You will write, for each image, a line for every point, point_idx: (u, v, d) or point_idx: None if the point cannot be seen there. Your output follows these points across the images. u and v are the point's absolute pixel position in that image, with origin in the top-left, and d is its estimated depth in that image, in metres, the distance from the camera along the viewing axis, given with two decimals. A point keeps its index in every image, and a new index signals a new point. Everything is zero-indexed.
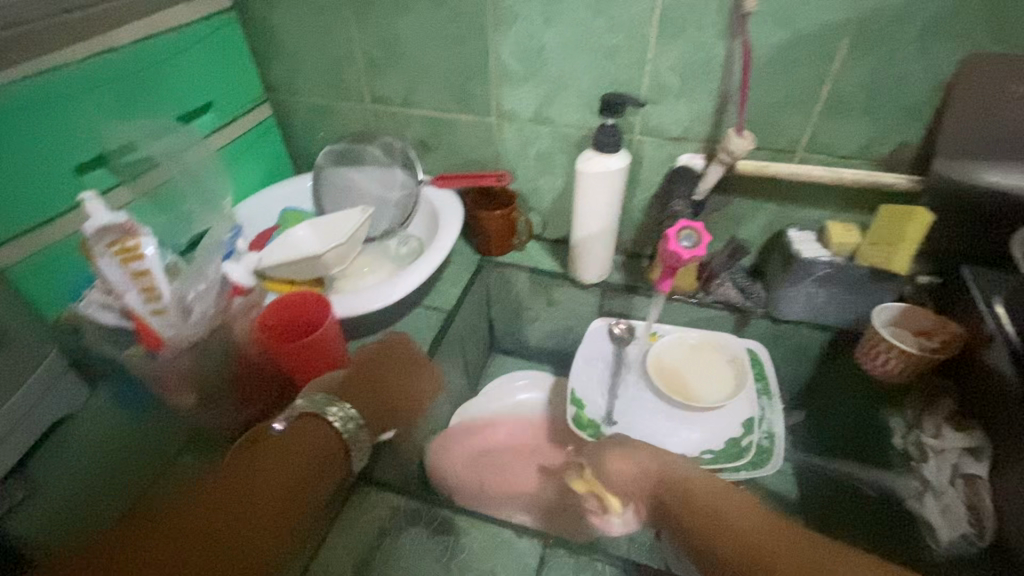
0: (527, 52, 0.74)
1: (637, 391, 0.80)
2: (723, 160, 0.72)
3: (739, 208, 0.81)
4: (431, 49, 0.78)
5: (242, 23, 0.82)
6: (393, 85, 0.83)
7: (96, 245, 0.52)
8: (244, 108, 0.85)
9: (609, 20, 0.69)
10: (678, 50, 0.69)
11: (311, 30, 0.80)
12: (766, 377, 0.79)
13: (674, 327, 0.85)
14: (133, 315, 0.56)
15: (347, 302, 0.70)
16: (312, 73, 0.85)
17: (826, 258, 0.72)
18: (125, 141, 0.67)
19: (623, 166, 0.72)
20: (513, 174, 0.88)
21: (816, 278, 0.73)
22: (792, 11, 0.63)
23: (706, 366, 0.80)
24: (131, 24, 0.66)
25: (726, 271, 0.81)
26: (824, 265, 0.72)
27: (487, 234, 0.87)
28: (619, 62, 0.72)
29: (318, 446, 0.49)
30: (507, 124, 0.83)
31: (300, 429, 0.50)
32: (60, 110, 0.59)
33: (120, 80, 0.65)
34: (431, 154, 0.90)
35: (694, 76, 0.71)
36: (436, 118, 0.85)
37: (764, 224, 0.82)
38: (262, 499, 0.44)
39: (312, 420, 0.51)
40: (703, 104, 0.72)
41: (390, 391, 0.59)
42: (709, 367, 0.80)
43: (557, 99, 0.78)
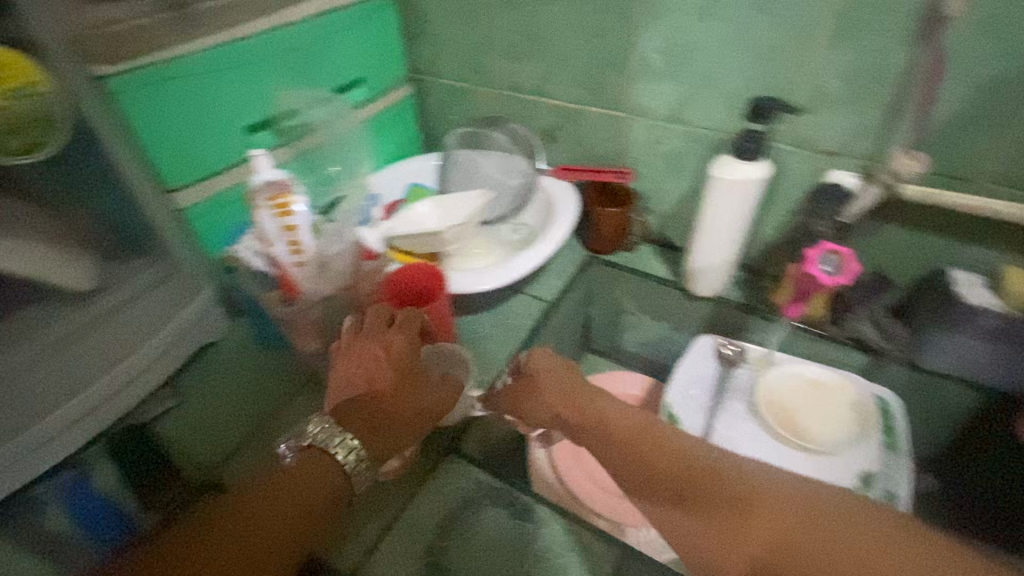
0: (676, 49, 0.72)
1: (742, 419, 0.73)
2: (885, 182, 0.66)
3: (888, 237, 0.74)
4: (576, 40, 0.78)
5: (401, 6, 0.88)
6: (529, 74, 0.84)
7: (258, 197, 0.60)
8: (391, 86, 0.91)
9: (773, 19, 0.65)
10: (847, 55, 0.63)
11: (460, 16, 0.84)
12: (894, 432, 0.70)
13: (793, 360, 0.78)
14: (279, 264, 0.63)
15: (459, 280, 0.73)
16: (454, 57, 0.89)
17: (997, 309, 0.65)
18: (289, 106, 0.74)
19: (762, 176, 0.68)
20: (637, 173, 0.86)
21: (981, 329, 0.65)
22: (1003, 18, 0.55)
23: (825, 407, 0.73)
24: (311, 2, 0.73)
25: (863, 305, 0.74)
26: (993, 317, 0.65)
27: (602, 230, 0.87)
28: (775, 64, 0.67)
29: (318, 479, 0.49)
30: (639, 121, 0.81)
31: (307, 463, 0.50)
32: (245, 75, 0.68)
33: (295, 52, 0.73)
34: (556, 145, 0.91)
35: (863, 86, 0.64)
36: (566, 110, 0.85)
37: (915, 258, 0.74)
38: (263, 526, 0.45)
39: (316, 454, 0.50)
40: (869, 118, 0.66)
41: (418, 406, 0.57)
42: (828, 410, 0.73)
43: (699, 98, 0.74)
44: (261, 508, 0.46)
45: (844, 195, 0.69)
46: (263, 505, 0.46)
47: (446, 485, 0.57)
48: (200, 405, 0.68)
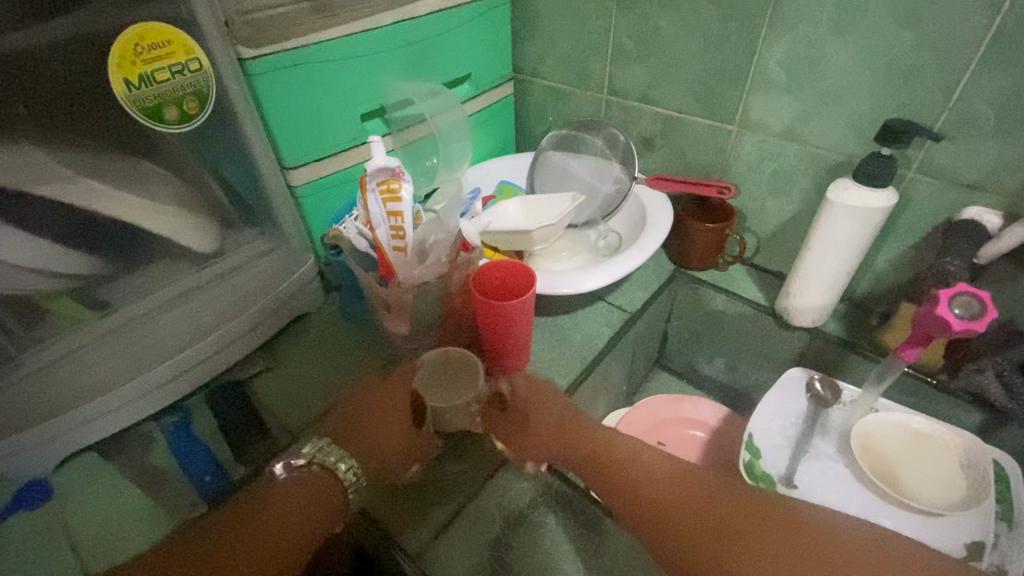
0: (799, 61, 0.67)
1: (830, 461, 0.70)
2: None
3: None
4: (689, 47, 0.75)
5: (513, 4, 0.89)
6: (636, 79, 0.83)
7: (372, 180, 0.66)
8: (495, 83, 0.92)
9: (918, 36, 0.59)
10: (1007, 80, 0.56)
11: (573, 17, 0.83)
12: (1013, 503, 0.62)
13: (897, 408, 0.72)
14: (378, 246, 0.65)
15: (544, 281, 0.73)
16: (561, 58, 0.89)
17: None
18: (400, 98, 0.78)
19: (886, 205, 0.62)
20: (738, 189, 0.82)
21: None
22: None
23: (930, 463, 0.67)
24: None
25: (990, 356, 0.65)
26: None
27: (691, 247, 0.83)
28: (918, 84, 0.61)
29: (325, 494, 0.50)
30: (748, 135, 0.77)
31: (314, 479, 0.51)
32: (365, 66, 0.71)
33: (412, 45, 0.75)
34: (654, 153, 0.88)
35: (1020, 115, 0.57)
36: (671, 118, 0.82)
37: None
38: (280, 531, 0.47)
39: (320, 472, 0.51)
40: (1022, 151, 0.58)
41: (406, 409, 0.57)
42: (932, 467, 0.67)
43: (819, 116, 0.69)
44: (287, 515, 0.48)
45: (983, 233, 0.62)
46: (287, 508, 0.49)
47: (512, 486, 0.58)
48: (291, 368, 0.72)
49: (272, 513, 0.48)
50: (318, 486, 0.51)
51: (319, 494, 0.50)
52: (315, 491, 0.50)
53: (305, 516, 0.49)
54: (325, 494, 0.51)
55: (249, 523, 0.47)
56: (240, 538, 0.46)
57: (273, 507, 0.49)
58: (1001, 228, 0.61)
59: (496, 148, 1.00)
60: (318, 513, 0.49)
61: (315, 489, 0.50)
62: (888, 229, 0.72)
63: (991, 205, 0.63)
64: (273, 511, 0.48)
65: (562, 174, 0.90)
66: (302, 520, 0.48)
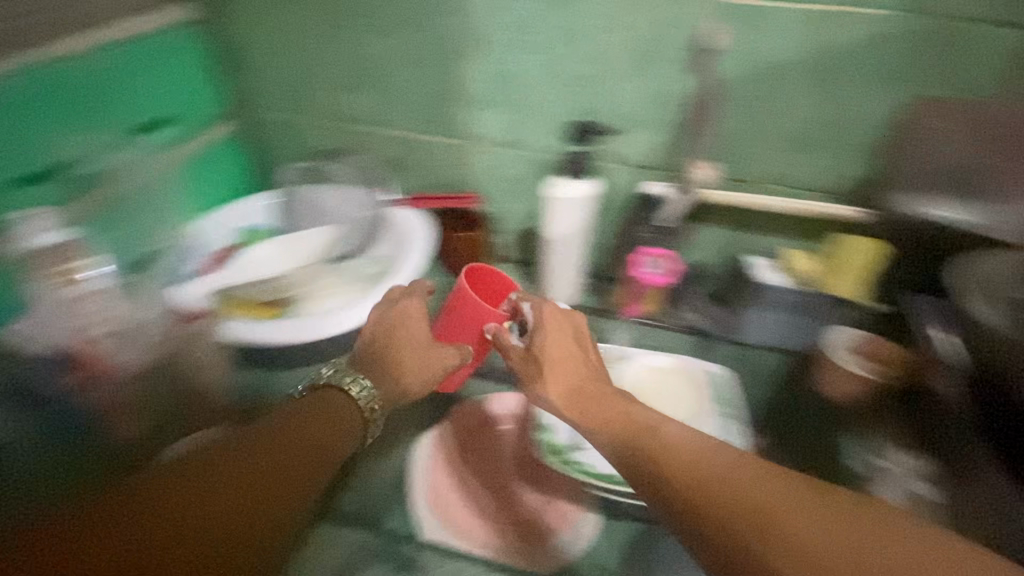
0: (659, 94, 0.69)
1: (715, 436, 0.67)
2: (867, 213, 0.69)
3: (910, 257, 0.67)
4: (548, 85, 0.72)
5: (217, 35, 0.81)
6: (493, 123, 0.77)
7: (37, 267, 0.47)
8: (207, 120, 0.82)
9: (756, 68, 0.65)
10: (821, 102, 0.66)
11: (413, 61, 0.76)
12: None
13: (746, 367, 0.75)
14: (79, 341, 0.50)
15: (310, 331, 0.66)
16: (404, 102, 0.79)
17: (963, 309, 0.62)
18: (105, 164, 0.64)
19: (728, 198, 0.71)
20: (614, 223, 0.80)
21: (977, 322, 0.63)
22: (956, 68, 0.61)
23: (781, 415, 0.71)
24: (103, 29, 0.67)
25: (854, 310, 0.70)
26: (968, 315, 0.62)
27: (459, 256, 0.83)
28: (759, 109, 0.67)
29: (342, 412, 0.54)
30: (618, 169, 0.76)
31: (322, 398, 0.54)
32: (21, 119, 0.60)
33: (63, 85, 0.63)
34: (523, 196, 0.82)
35: (839, 129, 0.67)
36: (537, 159, 0.78)
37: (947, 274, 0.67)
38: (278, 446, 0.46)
39: (331, 392, 0.55)
40: (845, 158, 0.68)
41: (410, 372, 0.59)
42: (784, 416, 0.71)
43: (681, 144, 0.72)
44: (236, 454, 0.44)
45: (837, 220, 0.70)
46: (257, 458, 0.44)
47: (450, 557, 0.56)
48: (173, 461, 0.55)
49: (239, 465, 0.43)
50: (326, 411, 0.53)
51: (276, 428, 0.48)
52: (330, 416, 0.52)
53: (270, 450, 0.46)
54: (338, 416, 0.53)
55: (211, 481, 0.41)
56: (234, 492, 0.41)
57: (248, 459, 0.44)
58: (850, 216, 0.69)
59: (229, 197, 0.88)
60: (320, 454, 0.48)
61: (283, 429, 0.48)
62: (753, 239, 0.77)
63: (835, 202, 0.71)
64: (239, 455, 0.44)
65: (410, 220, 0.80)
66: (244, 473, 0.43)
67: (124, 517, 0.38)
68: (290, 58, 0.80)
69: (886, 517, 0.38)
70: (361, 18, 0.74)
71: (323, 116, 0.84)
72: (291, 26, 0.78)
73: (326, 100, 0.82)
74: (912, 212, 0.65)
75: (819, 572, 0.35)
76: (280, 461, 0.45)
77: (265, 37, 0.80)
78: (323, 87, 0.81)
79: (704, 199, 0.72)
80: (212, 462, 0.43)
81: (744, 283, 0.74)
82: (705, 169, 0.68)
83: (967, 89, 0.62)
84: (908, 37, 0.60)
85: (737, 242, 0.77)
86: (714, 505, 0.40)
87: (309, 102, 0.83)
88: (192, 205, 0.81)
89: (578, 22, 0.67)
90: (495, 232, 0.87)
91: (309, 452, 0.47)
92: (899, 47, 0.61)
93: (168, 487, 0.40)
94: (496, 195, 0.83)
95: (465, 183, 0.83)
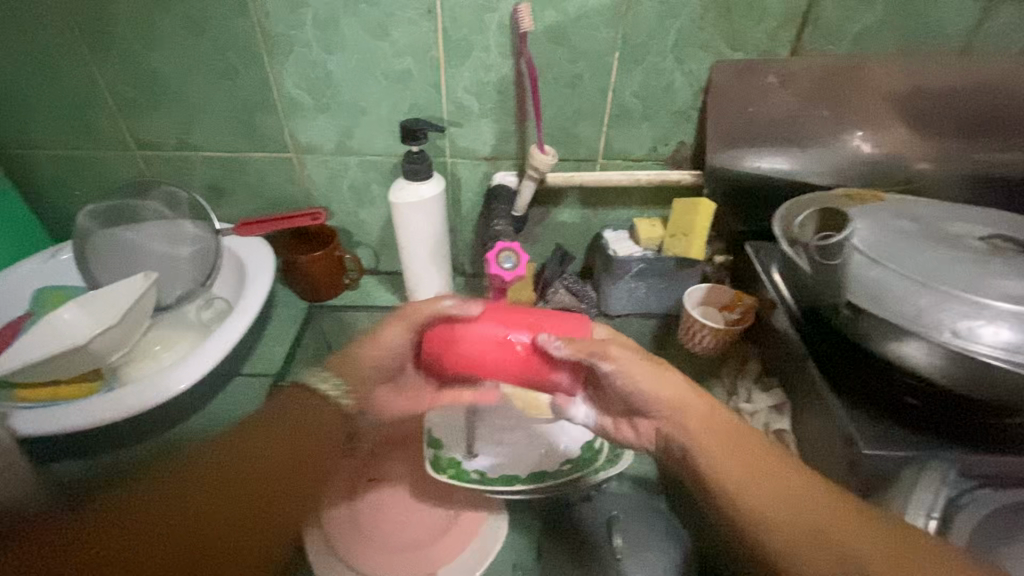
0: (482, 85, 0.67)
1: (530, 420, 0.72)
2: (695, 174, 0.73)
3: (732, 210, 0.74)
4: (367, 86, 0.67)
5: None
6: (323, 131, 0.71)
7: None
8: None
9: (571, 50, 0.65)
10: (641, 77, 0.67)
11: (211, 73, 0.67)
12: None
13: None
14: None
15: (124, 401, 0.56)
16: (213, 120, 0.71)
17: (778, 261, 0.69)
18: None
19: (565, 176, 0.73)
20: (469, 216, 0.79)
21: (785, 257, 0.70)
22: (745, 34, 0.65)
23: None
24: None
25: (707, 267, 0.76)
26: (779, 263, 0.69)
27: (313, 280, 0.76)
28: (584, 90, 0.68)
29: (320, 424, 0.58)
30: (462, 163, 0.74)
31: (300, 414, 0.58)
32: None
33: None
34: (370, 203, 0.78)
35: (657, 101, 0.69)
36: (374, 163, 0.74)
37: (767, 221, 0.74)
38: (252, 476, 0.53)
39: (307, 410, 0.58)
40: (668, 127, 0.71)
41: (305, 445, 0.57)
42: None
43: (518, 131, 0.71)
44: (210, 478, 0.51)
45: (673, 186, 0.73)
46: (224, 472, 0.52)
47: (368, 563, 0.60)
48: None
49: (224, 491, 0.51)
50: (299, 420, 0.58)
51: (276, 449, 0.55)
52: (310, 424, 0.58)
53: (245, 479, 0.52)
54: (309, 418, 0.58)
55: (232, 486, 0.52)
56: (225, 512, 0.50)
57: (257, 473, 0.53)
58: (682, 179, 0.73)
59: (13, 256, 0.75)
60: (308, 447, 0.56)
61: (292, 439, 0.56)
62: (603, 215, 0.79)
63: (672, 169, 0.75)
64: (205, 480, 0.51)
65: (235, 255, 0.75)
66: (251, 478, 0.53)
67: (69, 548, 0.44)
68: (57, 83, 0.68)
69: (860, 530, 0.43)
70: (131, 29, 0.64)
71: (119, 146, 0.73)
72: (43, 44, 0.65)
73: (116, 126, 0.71)
74: (734, 170, 0.70)
75: (817, 532, 0.44)
76: (258, 479, 0.53)
77: (13, 62, 0.67)
78: (108, 113, 0.70)
79: (549, 181, 0.73)
80: (202, 471, 0.52)
81: (604, 258, 0.76)
82: (543, 156, 0.67)
83: (762, 52, 0.67)
84: (705, 6, 0.62)
85: (592, 217, 0.79)
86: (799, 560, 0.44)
87: (98, 131, 0.72)
88: None
89: (386, 13, 0.62)
90: (351, 244, 0.83)
91: (312, 451, 0.56)
92: (699, 17, 0.63)
93: (171, 507, 0.49)
94: (344, 206, 0.78)
95: (306, 197, 0.77)
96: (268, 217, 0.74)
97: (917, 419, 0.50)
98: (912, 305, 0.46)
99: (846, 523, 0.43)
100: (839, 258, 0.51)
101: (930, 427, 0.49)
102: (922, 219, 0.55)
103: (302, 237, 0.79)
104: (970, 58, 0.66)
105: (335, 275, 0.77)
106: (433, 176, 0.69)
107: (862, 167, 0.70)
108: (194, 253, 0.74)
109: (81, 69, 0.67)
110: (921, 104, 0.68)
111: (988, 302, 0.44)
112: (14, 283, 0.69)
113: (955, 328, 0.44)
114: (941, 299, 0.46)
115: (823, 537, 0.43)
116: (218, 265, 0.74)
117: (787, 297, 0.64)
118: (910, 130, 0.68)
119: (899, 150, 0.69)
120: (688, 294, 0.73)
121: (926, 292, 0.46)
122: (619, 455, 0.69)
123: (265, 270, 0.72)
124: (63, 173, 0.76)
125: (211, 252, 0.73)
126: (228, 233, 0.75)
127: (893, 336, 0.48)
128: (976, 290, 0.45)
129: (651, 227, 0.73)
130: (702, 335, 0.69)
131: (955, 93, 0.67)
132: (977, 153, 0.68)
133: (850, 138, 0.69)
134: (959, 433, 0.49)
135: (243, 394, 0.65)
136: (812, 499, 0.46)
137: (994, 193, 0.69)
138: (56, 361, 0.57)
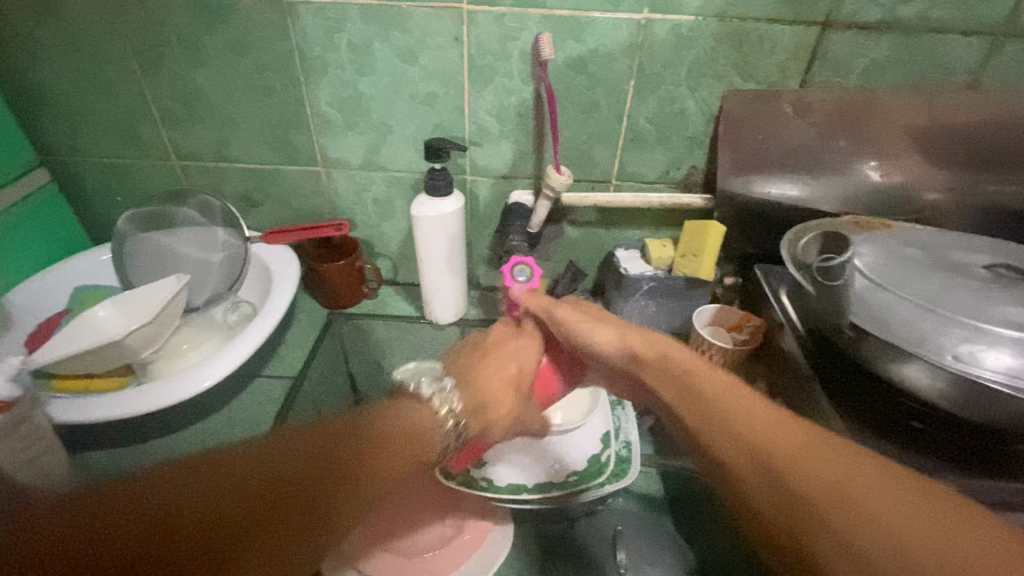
0: (504, 108, 0.71)
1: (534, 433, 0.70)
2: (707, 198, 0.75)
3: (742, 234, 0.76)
4: (394, 106, 0.71)
5: (15, 79, 0.72)
6: (351, 147, 0.75)
7: None
8: (12, 175, 0.74)
9: (589, 77, 0.68)
10: (655, 104, 0.70)
11: (251, 90, 0.72)
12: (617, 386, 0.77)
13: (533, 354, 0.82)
14: None
15: (151, 393, 0.58)
16: (249, 135, 0.75)
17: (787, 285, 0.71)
18: None
19: (579, 196, 0.76)
20: (486, 232, 0.82)
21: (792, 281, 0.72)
22: (757, 65, 0.68)
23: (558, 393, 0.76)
24: None
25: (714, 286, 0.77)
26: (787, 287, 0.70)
27: (333, 288, 0.79)
28: (600, 115, 0.71)
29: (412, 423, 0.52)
30: (481, 181, 0.77)
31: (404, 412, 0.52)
32: None
33: None
34: (393, 216, 0.81)
35: (670, 128, 0.72)
36: (398, 179, 0.77)
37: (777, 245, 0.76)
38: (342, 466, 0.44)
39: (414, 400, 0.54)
40: (680, 152, 0.74)
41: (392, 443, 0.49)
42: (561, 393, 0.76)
43: (536, 152, 0.74)
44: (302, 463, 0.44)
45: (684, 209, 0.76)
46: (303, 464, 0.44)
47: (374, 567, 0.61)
48: None
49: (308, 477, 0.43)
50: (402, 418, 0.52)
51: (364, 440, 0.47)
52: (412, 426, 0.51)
53: (335, 460, 0.45)
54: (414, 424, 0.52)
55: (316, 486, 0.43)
56: (291, 498, 0.41)
57: (342, 451, 0.45)
58: (692, 202, 0.76)
59: (53, 256, 0.80)
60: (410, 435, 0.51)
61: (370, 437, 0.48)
62: (615, 234, 0.82)
63: (684, 192, 0.78)
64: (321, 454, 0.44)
65: (264, 267, 0.78)
66: (330, 465, 0.44)
67: (71, 528, 0.37)
68: (109, 96, 0.73)
69: (892, 481, 0.37)
70: (180, 48, 0.69)
71: (160, 155, 0.78)
72: (97, 58, 0.70)
73: (158, 136, 0.76)
74: (746, 194, 0.72)
75: (835, 490, 0.36)
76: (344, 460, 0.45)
77: (71, 77, 0.72)
78: (151, 124, 0.75)
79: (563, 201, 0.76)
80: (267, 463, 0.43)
81: (615, 276, 0.78)
82: (559, 175, 0.70)
83: (773, 83, 0.69)
84: (718, 39, 0.65)
85: (605, 236, 0.82)
86: (808, 518, 0.37)
87: (143, 142, 0.77)
88: (15, 267, 0.73)
89: (416, 39, 0.66)
90: (372, 255, 0.86)
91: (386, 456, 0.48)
92: (713, 49, 0.66)
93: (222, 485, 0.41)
94: (367, 219, 0.82)
95: (332, 208, 0.81)
96: (295, 227, 0.78)
97: (919, 444, 0.51)
98: (914, 328, 0.47)
99: (947, 530, 0.34)
100: (840, 278, 0.53)
101: (930, 454, 0.50)
102: (928, 247, 0.57)
103: (325, 246, 0.82)
104: (977, 93, 0.68)
105: (356, 284, 0.81)
106: (454, 192, 0.72)
107: (872, 196, 0.71)
108: (224, 259, 0.78)
109: (131, 82, 0.72)
110: (929, 134, 0.69)
111: (989, 328, 0.45)
112: (57, 279, 0.74)
113: (956, 352, 0.45)
114: (943, 324, 0.47)
115: (839, 492, 0.36)
116: (246, 270, 0.78)
117: (790, 320, 0.65)
118: (919, 161, 0.70)
119: (907, 180, 0.70)
120: (699, 312, 0.74)
121: (931, 317, 0.47)
122: (626, 471, 0.68)
123: (292, 277, 0.74)
124: (105, 178, 0.80)
125: (240, 257, 0.77)
126: (258, 240, 0.80)
127: (895, 358, 0.49)
128: (978, 317, 0.46)
129: (661, 247, 0.76)
130: (710, 354, 0.70)
131: (962, 126, 0.69)
132: (983, 184, 0.69)
133: (860, 167, 0.71)
134: (960, 459, 0.50)
135: (264, 394, 0.68)
136: (842, 453, 0.39)
137: (1003, 226, 0.70)
138: (95, 355, 0.60)
